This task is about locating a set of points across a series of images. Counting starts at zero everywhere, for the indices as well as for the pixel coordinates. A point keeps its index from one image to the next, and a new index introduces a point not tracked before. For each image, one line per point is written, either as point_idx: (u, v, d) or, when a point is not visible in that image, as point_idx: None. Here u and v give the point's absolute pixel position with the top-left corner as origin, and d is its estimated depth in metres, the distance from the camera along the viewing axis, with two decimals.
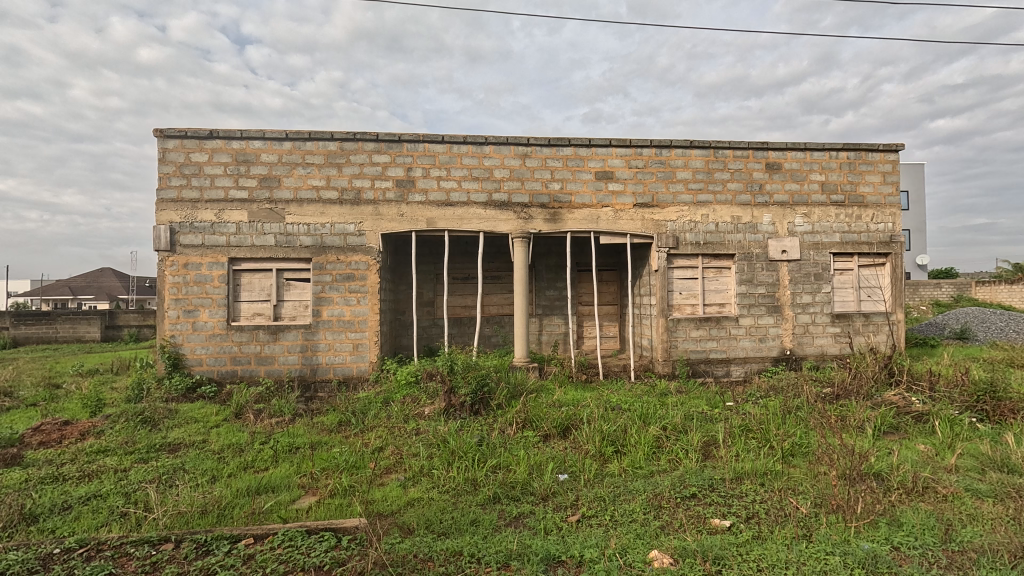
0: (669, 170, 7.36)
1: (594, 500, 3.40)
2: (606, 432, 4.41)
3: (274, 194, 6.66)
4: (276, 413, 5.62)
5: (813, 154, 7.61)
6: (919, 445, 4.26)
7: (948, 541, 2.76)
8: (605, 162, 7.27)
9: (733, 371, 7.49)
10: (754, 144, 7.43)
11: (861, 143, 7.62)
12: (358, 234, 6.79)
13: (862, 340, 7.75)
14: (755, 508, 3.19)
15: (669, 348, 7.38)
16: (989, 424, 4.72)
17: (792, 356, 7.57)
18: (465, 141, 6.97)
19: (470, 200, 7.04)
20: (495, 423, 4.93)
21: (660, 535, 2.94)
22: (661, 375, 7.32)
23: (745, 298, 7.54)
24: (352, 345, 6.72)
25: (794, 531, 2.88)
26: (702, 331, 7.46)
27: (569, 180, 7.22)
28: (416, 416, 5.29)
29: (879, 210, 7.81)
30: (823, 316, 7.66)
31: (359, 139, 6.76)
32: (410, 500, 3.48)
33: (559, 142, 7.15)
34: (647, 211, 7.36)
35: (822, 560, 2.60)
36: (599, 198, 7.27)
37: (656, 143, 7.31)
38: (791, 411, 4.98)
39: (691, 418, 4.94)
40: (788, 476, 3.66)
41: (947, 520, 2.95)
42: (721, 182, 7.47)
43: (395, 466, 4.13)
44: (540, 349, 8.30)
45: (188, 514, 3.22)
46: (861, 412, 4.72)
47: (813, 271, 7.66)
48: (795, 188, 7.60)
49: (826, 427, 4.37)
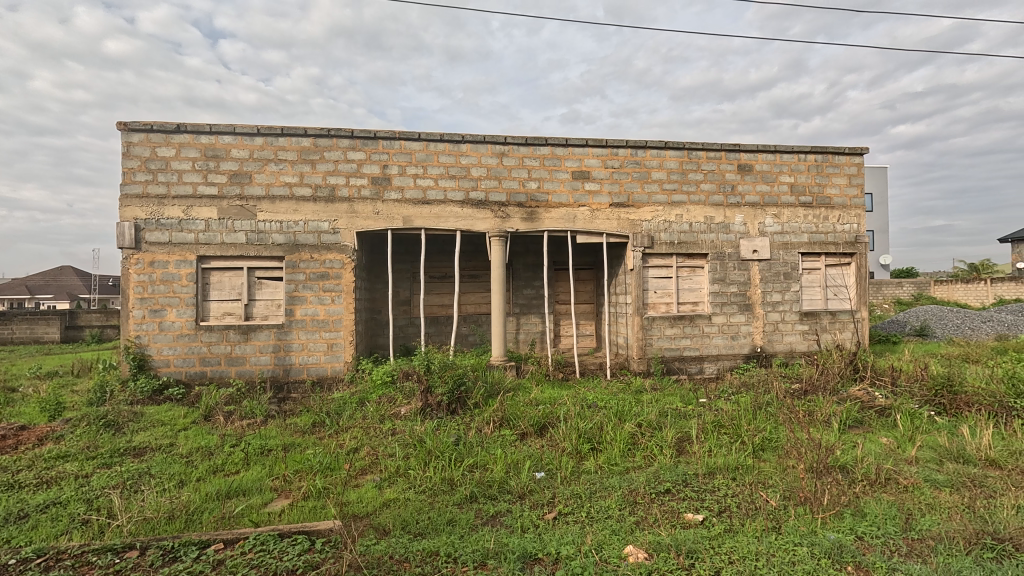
0: (644, 170, 7.47)
1: (570, 497, 3.44)
2: (583, 429, 4.46)
3: (245, 191, 6.50)
4: (248, 414, 5.48)
5: (783, 157, 7.82)
6: (882, 438, 4.41)
7: (908, 529, 2.87)
8: (582, 162, 7.33)
9: (706, 367, 7.64)
10: (727, 146, 7.59)
11: (828, 146, 7.85)
12: (333, 232, 6.68)
13: (829, 338, 8.00)
14: (727, 501, 3.27)
15: (644, 345, 7.49)
16: (946, 417, 4.93)
17: (762, 353, 7.77)
18: (442, 139, 6.93)
19: (447, 198, 7.00)
20: (473, 422, 4.92)
21: (635, 530, 2.98)
22: (637, 372, 7.42)
23: (718, 297, 7.71)
24: (326, 345, 6.62)
25: (764, 523, 2.95)
26: (676, 329, 7.59)
27: (546, 180, 7.25)
28: (393, 416, 5.26)
29: (845, 212, 8.06)
30: (792, 314, 7.88)
31: (334, 135, 6.64)
32: (386, 502, 3.44)
33: (537, 141, 7.17)
34: (623, 210, 7.46)
35: (791, 551, 2.66)
36: (576, 197, 7.33)
37: (632, 143, 7.40)
38: (761, 405, 5.11)
39: (666, 415, 5.01)
40: (759, 470, 3.75)
41: (908, 510, 3.07)
42: (695, 182, 7.61)
43: (371, 467, 4.09)
44: (517, 348, 8.33)
45: (155, 520, 3.12)
46: (828, 408, 4.89)
47: (782, 270, 7.87)
48: (766, 189, 7.80)
49: (795, 422, 4.50)
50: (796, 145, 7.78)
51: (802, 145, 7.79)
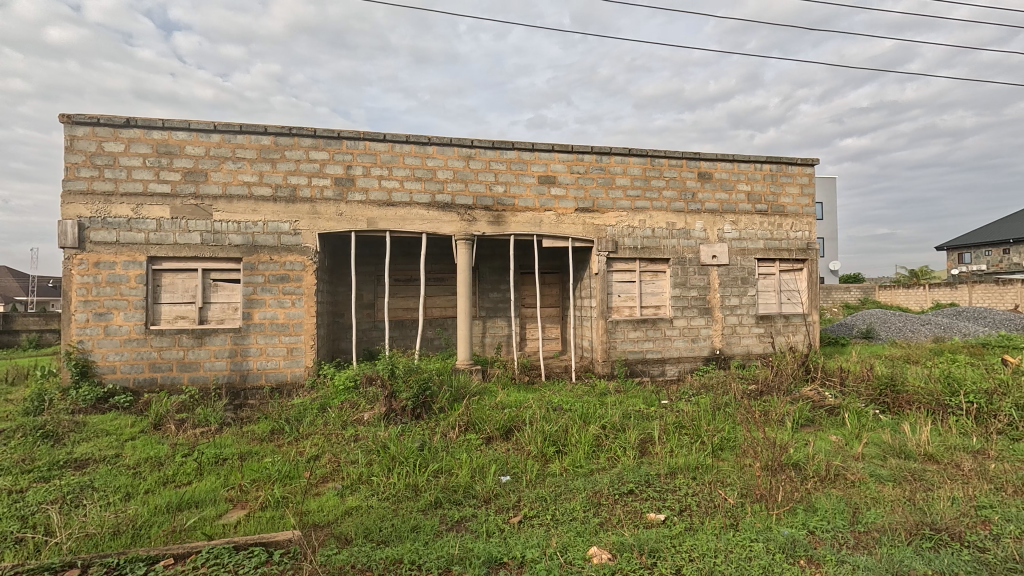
0: (609, 176, 7.60)
1: (536, 500, 3.45)
2: (549, 432, 4.49)
3: (200, 189, 6.25)
4: (201, 423, 5.26)
5: (740, 166, 8.12)
6: (831, 436, 4.63)
7: (855, 523, 3.01)
8: (548, 167, 7.39)
9: (668, 370, 7.82)
10: (688, 154, 7.82)
11: (782, 157, 8.20)
12: (293, 233, 6.50)
13: (783, 340, 8.33)
14: (688, 500, 3.35)
15: (608, 348, 7.60)
16: (890, 415, 5.21)
17: (721, 355, 8.02)
18: (407, 141, 6.86)
19: (412, 200, 6.92)
20: (438, 426, 4.87)
21: (599, 531, 3.01)
22: (601, 375, 7.52)
23: (679, 301, 7.91)
24: (286, 349, 6.42)
25: (722, 521, 3.04)
26: (639, 332, 7.74)
27: (513, 184, 7.28)
28: (355, 422, 5.16)
29: (798, 220, 8.43)
30: (749, 318, 8.17)
31: (295, 134, 6.47)
32: (348, 510, 3.36)
33: (503, 145, 7.19)
34: (588, 215, 7.56)
35: (748, 547, 2.75)
36: (542, 202, 7.39)
37: (597, 149, 7.52)
38: (720, 406, 5.27)
39: (629, 417, 5.09)
40: (717, 469, 3.86)
41: (855, 504, 3.22)
42: (657, 189, 7.80)
43: (333, 474, 3.99)
44: (483, 351, 8.31)
45: (98, 536, 2.95)
46: (782, 407, 5.09)
47: (740, 275, 8.16)
48: (724, 197, 8.07)
49: (751, 422, 4.67)
50: (753, 155, 8.09)
51: (757, 155, 8.11)
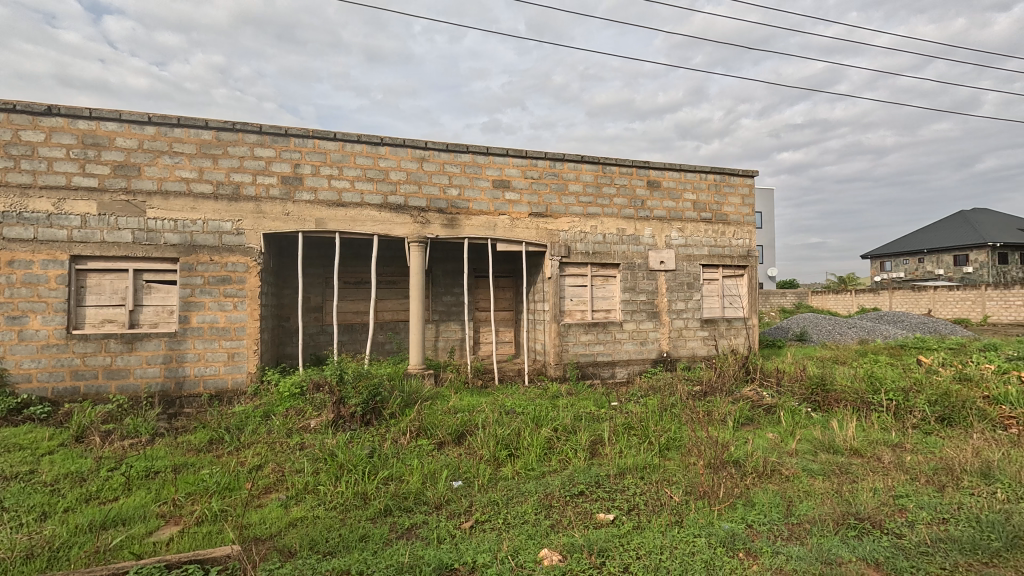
0: (562, 182, 7.73)
1: (487, 504, 3.44)
2: (501, 436, 4.49)
3: (132, 184, 5.86)
4: (130, 434, 4.91)
5: (687, 176, 8.45)
6: (768, 433, 4.88)
7: (789, 515, 3.18)
8: (502, 171, 7.43)
9: (618, 372, 8.02)
10: (637, 162, 8.07)
11: (725, 168, 8.61)
12: (236, 232, 6.21)
13: (725, 343, 8.72)
14: (636, 500, 3.44)
15: (560, 351, 7.70)
16: (820, 413, 5.56)
17: (668, 357, 8.30)
18: (359, 140, 6.71)
19: (363, 201, 6.77)
20: (389, 432, 4.77)
21: (550, 533, 3.04)
22: (553, 378, 7.60)
23: (628, 305, 8.13)
24: (227, 355, 6.11)
25: (668, 518, 3.14)
26: (591, 335, 7.89)
27: (467, 187, 7.27)
28: (301, 430, 4.97)
29: (739, 228, 8.87)
30: (694, 321, 8.50)
31: (239, 129, 6.19)
32: (292, 521, 3.23)
33: (458, 147, 7.16)
34: (541, 220, 7.65)
35: (691, 543, 2.86)
36: (496, 206, 7.40)
37: (551, 155, 7.63)
38: (667, 407, 5.45)
39: (580, 419, 5.18)
40: (664, 468, 3.99)
41: (789, 497, 3.41)
42: (608, 196, 7.99)
43: (276, 485, 3.83)
44: (436, 355, 8.22)
45: (8, 561, 2.69)
46: (724, 407, 5.33)
47: (686, 280, 8.48)
48: (671, 205, 8.38)
49: (695, 422, 4.86)
50: (698, 165, 8.45)
51: (702, 166, 8.47)
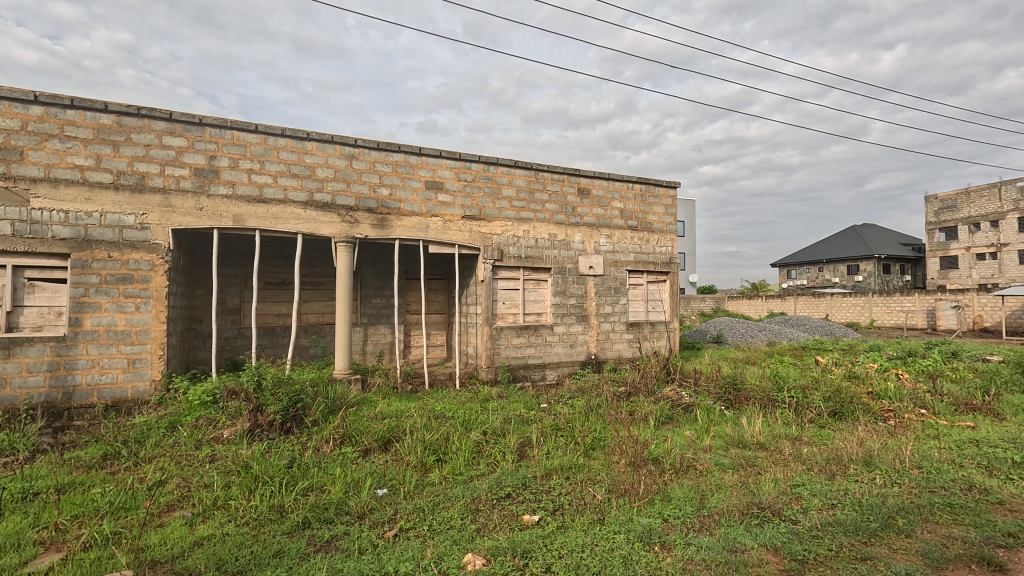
0: (495, 186, 7.77)
1: (413, 511, 3.37)
2: (429, 441, 4.43)
3: (13, 170, 5.20)
4: (4, 452, 4.33)
5: (615, 185, 8.79)
6: (686, 431, 5.17)
7: (701, 508, 3.38)
8: (435, 173, 7.35)
9: (548, 374, 8.16)
10: (569, 170, 8.28)
11: (650, 179, 9.04)
12: (140, 227, 5.69)
13: (649, 345, 9.14)
14: (561, 500, 3.51)
15: (492, 354, 7.71)
16: (732, 410, 5.96)
17: (596, 359, 8.57)
18: (283, 134, 6.38)
19: (287, 198, 6.44)
20: (310, 441, 4.56)
21: (475, 537, 3.03)
22: (484, 381, 7.60)
23: (558, 308, 8.30)
24: (126, 361, 5.58)
25: (590, 517, 3.23)
26: (522, 338, 7.97)
27: (398, 187, 7.12)
28: (213, 441, 4.63)
29: (662, 236, 9.33)
30: (621, 325, 8.84)
31: (145, 115, 5.69)
32: (197, 540, 2.99)
33: (389, 146, 7.00)
34: (474, 223, 7.64)
35: (611, 539, 2.95)
36: (428, 207, 7.31)
37: (484, 158, 7.65)
38: (593, 408, 5.62)
39: (509, 421, 5.22)
40: (589, 467, 4.10)
41: (701, 491, 3.62)
42: (540, 201, 8.14)
43: (181, 501, 3.53)
44: (363, 360, 7.96)
45: None
46: (646, 407, 5.58)
47: (613, 285, 8.80)
48: (600, 213, 8.67)
49: (619, 422, 5.04)
50: (625, 175, 8.80)
51: (630, 176, 8.84)
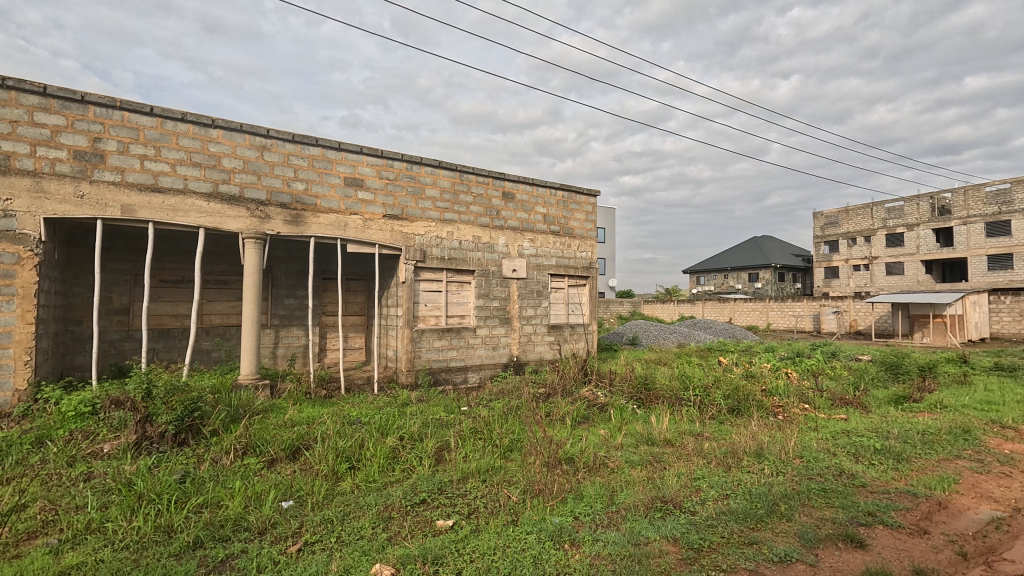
0: (418, 186, 7.63)
1: (320, 523, 3.20)
2: (342, 448, 4.24)
3: None
4: None
5: (538, 190, 8.96)
6: (600, 430, 5.36)
7: (610, 504, 3.51)
8: (355, 169, 7.09)
9: (470, 377, 8.13)
10: (493, 173, 8.33)
11: (572, 186, 9.32)
12: (2, 214, 4.96)
13: (569, 347, 9.39)
14: (476, 503, 3.50)
15: (413, 357, 7.54)
16: (643, 409, 6.27)
17: (517, 361, 8.67)
18: (183, 118, 5.86)
19: (187, 188, 5.91)
20: (208, 452, 4.20)
21: (386, 546, 2.94)
22: (404, 385, 7.42)
23: (481, 311, 8.31)
24: None
25: (504, 519, 3.25)
26: (444, 341, 7.87)
27: (314, 182, 6.78)
28: (90, 457, 4.13)
29: (583, 242, 9.65)
30: (542, 327, 9.01)
31: (12, 87, 4.98)
32: (64, 570, 2.64)
33: (305, 139, 6.65)
34: (396, 223, 7.45)
35: (523, 540, 2.99)
36: (347, 204, 7.03)
37: (407, 157, 7.49)
38: (513, 410, 5.67)
39: (428, 426, 5.13)
40: (505, 469, 4.12)
41: (611, 488, 3.77)
42: (465, 203, 8.11)
43: (46, 527, 3.11)
44: (273, 364, 7.48)
45: None
46: (563, 408, 5.72)
47: (536, 288, 8.95)
48: (524, 217, 8.80)
49: (537, 423, 5.13)
50: (549, 181, 9.01)
51: (552, 182, 9.06)
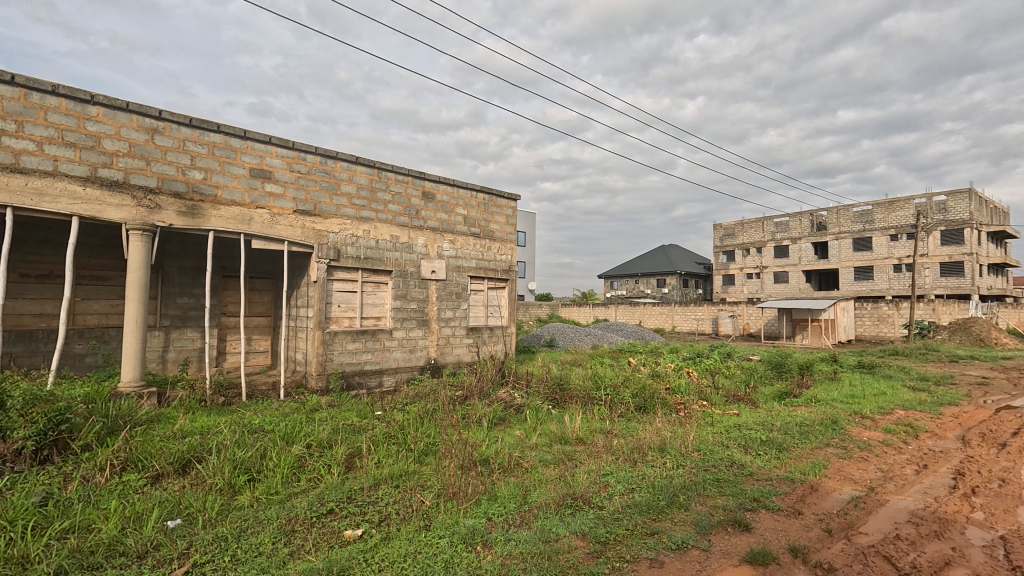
0: (333, 181, 7.29)
1: (212, 541, 2.94)
2: (240, 459, 3.93)
3: None
4: None
5: (459, 192, 8.92)
6: (516, 431, 5.43)
7: (523, 504, 3.56)
8: (262, 160, 6.63)
9: (385, 381, 7.89)
10: (413, 172, 8.17)
11: (493, 189, 9.39)
12: None
13: (487, 349, 9.43)
14: (387, 510, 3.40)
15: (324, 361, 7.17)
16: (558, 409, 6.45)
17: (435, 364, 8.56)
18: (54, 91, 5.16)
19: (58, 170, 5.20)
20: (78, 470, 3.71)
21: (287, 562, 2.76)
22: (314, 390, 7.04)
23: (398, 312, 8.10)
24: None
25: (417, 524, 3.18)
26: (358, 343, 7.57)
27: (215, 171, 6.25)
28: None
29: (503, 245, 9.74)
30: (460, 330, 8.97)
31: None
32: None
33: (205, 124, 6.12)
34: (307, 219, 7.06)
35: (435, 545, 2.94)
36: (252, 197, 6.55)
37: (321, 151, 7.14)
38: (429, 413, 5.58)
39: (338, 432, 4.91)
40: (419, 474, 4.04)
41: (525, 487, 3.83)
42: (382, 201, 7.87)
43: None
44: (162, 369, 6.78)
45: None
46: (480, 410, 5.73)
47: (455, 290, 8.90)
48: (444, 218, 8.72)
49: (453, 426, 5.09)
50: (470, 183, 9.00)
51: (473, 185, 9.06)
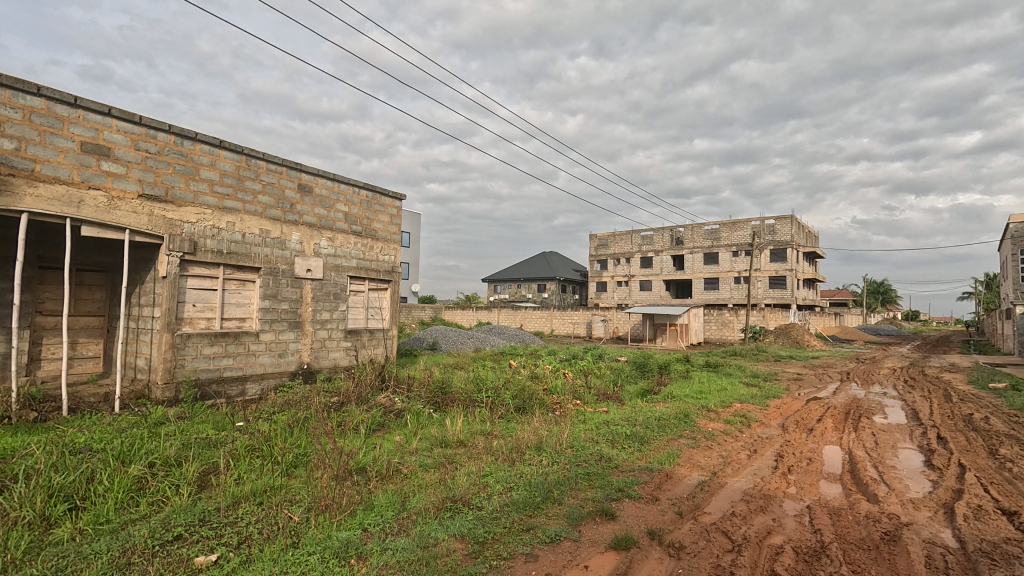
0: (190, 165, 6.48)
1: None
2: (59, 486, 3.31)
3: None
4: None
5: (339, 186, 8.47)
6: (395, 436, 5.28)
7: (401, 511, 3.47)
8: (98, 133, 5.67)
9: (248, 389, 7.18)
10: (288, 162, 7.58)
11: (377, 187, 9.07)
12: None
13: (366, 353, 9.05)
14: (248, 530, 3.09)
15: (173, 368, 6.32)
16: (439, 412, 6.40)
17: (308, 369, 8.00)
18: None
19: None
20: None
21: None
22: (159, 401, 6.17)
23: (267, 313, 7.44)
24: None
25: (283, 542, 2.94)
26: (217, 348, 6.79)
27: (32, 141, 5.21)
28: None
29: (386, 245, 9.44)
30: (338, 332, 8.50)
31: None
32: None
33: (19, 84, 5.08)
34: (156, 205, 6.19)
35: (303, 562, 2.74)
36: (83, 175, 5.57)
37: (176, 129, 6.32)
38: (299, 422, 5.20)
39: (189, 447, 4.36)
40: (287, 488, 3.75)
41: (403, 493, 3.74)
42: (251, 191, 7.18)
43: None
44: None
45: None
46: (357, 416, 5.48)
47: (332, 290, 8.41)
48: (322, 213, 8.21)
49: (327, 434, 4.81)
50: (352, 179, 8.60)
51: (356, 180, 8.67)
